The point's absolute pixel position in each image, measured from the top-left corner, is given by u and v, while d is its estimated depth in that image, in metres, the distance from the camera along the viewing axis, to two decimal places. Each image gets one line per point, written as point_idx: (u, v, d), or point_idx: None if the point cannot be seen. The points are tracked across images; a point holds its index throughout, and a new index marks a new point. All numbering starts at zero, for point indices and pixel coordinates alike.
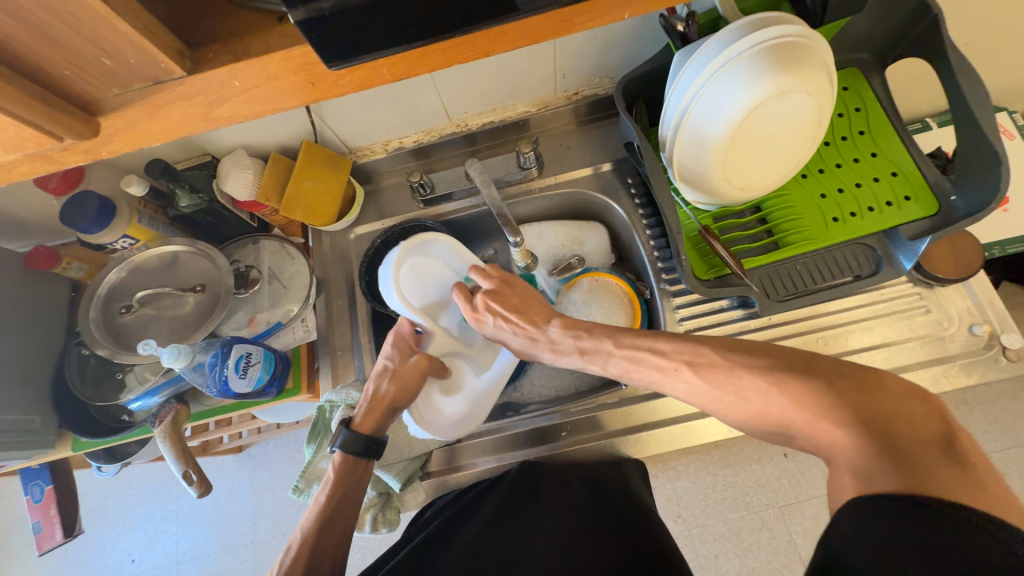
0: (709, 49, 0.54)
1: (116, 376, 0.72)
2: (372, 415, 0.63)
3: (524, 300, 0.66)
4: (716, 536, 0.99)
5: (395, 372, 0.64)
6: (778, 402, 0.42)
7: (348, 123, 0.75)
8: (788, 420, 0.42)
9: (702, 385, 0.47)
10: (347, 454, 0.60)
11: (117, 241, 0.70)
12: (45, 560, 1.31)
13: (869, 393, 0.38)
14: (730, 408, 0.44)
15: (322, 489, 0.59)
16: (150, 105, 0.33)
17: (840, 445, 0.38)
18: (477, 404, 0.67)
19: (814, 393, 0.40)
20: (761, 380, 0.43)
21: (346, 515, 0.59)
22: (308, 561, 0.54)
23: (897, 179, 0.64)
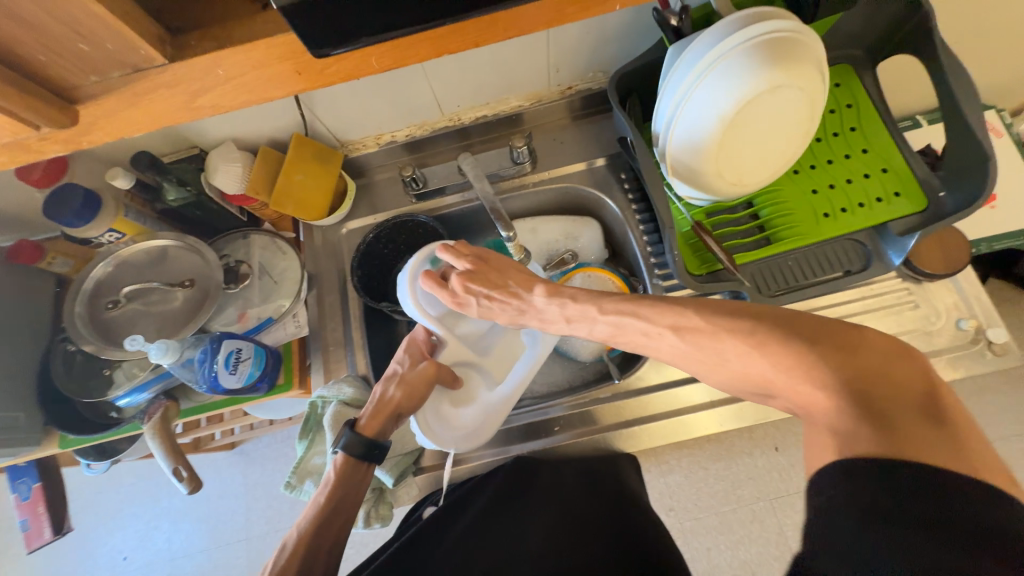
0: (700, 44, 0.54)
1: (103, 372, 0.71)
2: (377, 419, 0.63)
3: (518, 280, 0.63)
4: (708, 529, 1.00)
5: (403, 377, 0.65)
6: (767, 370, 0.42)
7: (339, 116, 0.74)
8: (770, 379, 0.42)
9: (684, 349, 0.48)
10: (347, 456, 0.60)
11: (103, 234, 0.68)
12: (34, 558, 1.30)
13: (855, 357, 0.38)
14: (730, 371, 0.45)
15: (321, 489, 0.60)
16: (129, 93, 0.32)
17: (819, 406, 0.38)
18: (489, 415, 0.66)
19: (797, 358, 0.40)
20: (739, 345, 0.43)
21: (345, 512, 0.59)
22: (303, 561, 0.55)
23: (887, 175, 0.65)
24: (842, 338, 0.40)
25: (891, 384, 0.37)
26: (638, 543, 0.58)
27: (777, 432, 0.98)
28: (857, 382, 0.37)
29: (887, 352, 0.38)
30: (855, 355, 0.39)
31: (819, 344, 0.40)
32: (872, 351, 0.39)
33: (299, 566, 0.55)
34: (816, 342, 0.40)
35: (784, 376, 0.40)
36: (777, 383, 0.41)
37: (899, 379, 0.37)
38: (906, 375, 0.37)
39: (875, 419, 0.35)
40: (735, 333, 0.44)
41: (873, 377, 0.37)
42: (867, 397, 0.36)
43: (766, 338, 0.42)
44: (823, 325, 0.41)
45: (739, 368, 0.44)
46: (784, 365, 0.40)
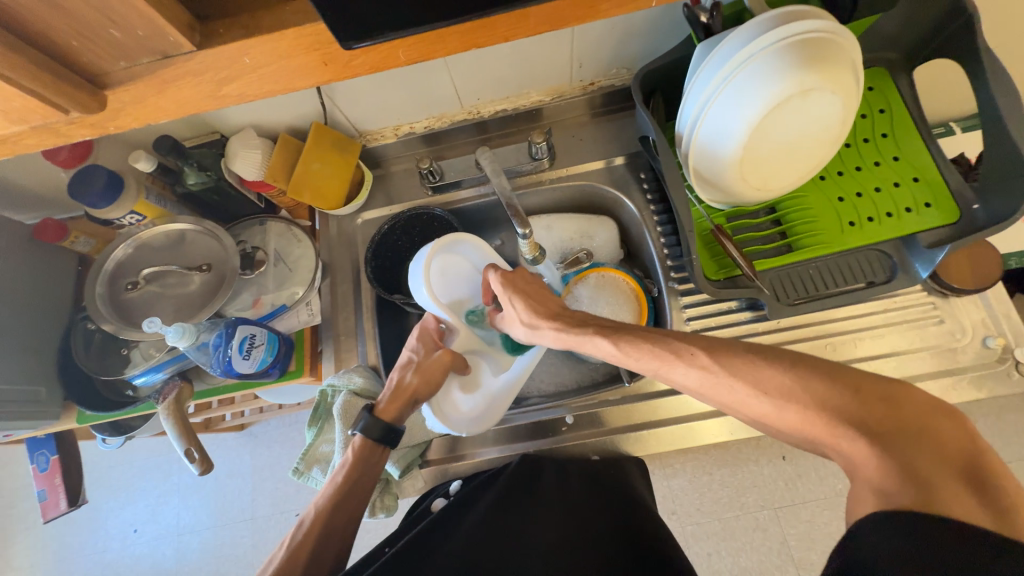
0: (731, 44, 0.53)
1: (121, 351, 0.72)
2: (394, 404, 0.64)
3: (548, 305, 0.63)
4: (710, 535, 0.99)
5: (419, 365, 0.65)
6: (797, 416, 0.40)
7: (359, 105, 0.73)
8: (804, 427, 0.40)
9: (709, 380, 0.46)
10: (366, 437, 0.63)
11: (125, 216, 0.69)
12: (50, 526, 1.34)
13: (897, 411, 0.37)
14: (759, 409, 0.43)
15: (338, 469, 0.62)
16: (157, 80, 0.32)
17: (860, 459, 0.37)
18: (495, 402, 0.67)
19: (825, 399, 0.40)
20: (781, 384, 0.42)
21: (359, 492, 0.61)
22: (317, 539, 0.57)
23: (919, 185, 0.62)
24: (867, 388, 0.39)
25: (927, 442, 0.36)
26: (650, 544, 0.56)
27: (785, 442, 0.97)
28: (898, 441, 0.36)
29: (930, 410, 0.37)
30: (887, 408, 0.38)
31: (859, 395, 0.39)
32: (907, 406, 0.38)
33: (315, 544, 0.57)
34: (845, 390, 0.39)
35: (820, 421, 0.39)
36: (810, 431, 0.40)
37: (940, 440, 0.36)
38: (946, 438, 0.36)
39: (907, 476, 0.35)
40: (772, 365, 0.43)
41: (896, 430, 0.37)
42: (908, 451, 0.36)
43: (795, 382, 0.41)
44: (861, 378, 0.40)
45: (769, 414, 0.42)
46: (821, 412, 0.39)
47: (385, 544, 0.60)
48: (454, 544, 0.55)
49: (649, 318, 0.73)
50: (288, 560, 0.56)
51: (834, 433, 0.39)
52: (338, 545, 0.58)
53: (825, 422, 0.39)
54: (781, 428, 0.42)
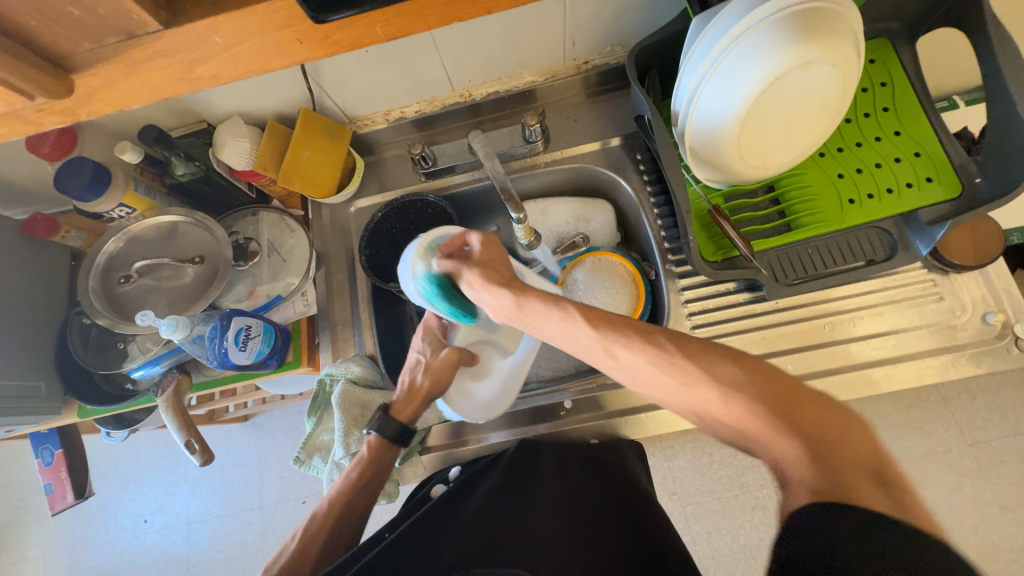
0: (728, 16, 0.51)
1: (117, 346, 0.72)
2: (410, 406, 0.67)
3: (502, 272, 0.55)
4: (710, 513, 1.00)
5: (428, 365, 0.69)
6: (742, 409, 0.37)
7: (347, 90, 0.72)
8: (741, 423, 0.38)
9: (656, 367, 0.41)
10: (381, 437, 0.65)
11: (114, 209, 0.68)
12: (61, 518, 1.36)
13: (826, 414, 0.36)
14: (701, 399, 0.39)
15: (352, 466, 0.64)
16: (125, 61, 0.31)
17: (790, 457, 0.36)
18: (507, 386, 0.69)
19: (763, 397, 0.37)
20: (732, 375, 0.39)
21: (371, 489, 0.64)
22: (331, 530, 0.61)
23: (920, 160, 0.61)
24: (804, 391, 0.37)
25: (848, 449, 0.35)
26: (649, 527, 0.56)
27: None
28: (828, 444, 0.35)
29: (847, 413, 0.36)
30: (817, 411, 0.36)
31: (794, 397, 0.37)
32: (837, 411, 0.36)
33: (327, 535, 0.60)
34: (784, 390, 0.37)
35: (764, 415, 0.37)
36: (750, 426, 0.38)
37: (856, 442, 0.35)
38: (863, 442, 0.35)
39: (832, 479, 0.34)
40: (719, 354, 0.40)
41: (827, 438, 0.35)
42: (829, 452, 0.35)
43: (744, 374, 0.39)
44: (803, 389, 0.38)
45: (705, 408, 0.40)
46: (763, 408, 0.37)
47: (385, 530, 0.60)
48: (454, 529, 0.55)
49: (647, 303, 0.72)
50: (300, 550, 0.59)
51: (776, 431, 0.36)
52: (349, 534, 0.62)
53: (763, 418, 0.37)
54: (726, 424, 0.39)
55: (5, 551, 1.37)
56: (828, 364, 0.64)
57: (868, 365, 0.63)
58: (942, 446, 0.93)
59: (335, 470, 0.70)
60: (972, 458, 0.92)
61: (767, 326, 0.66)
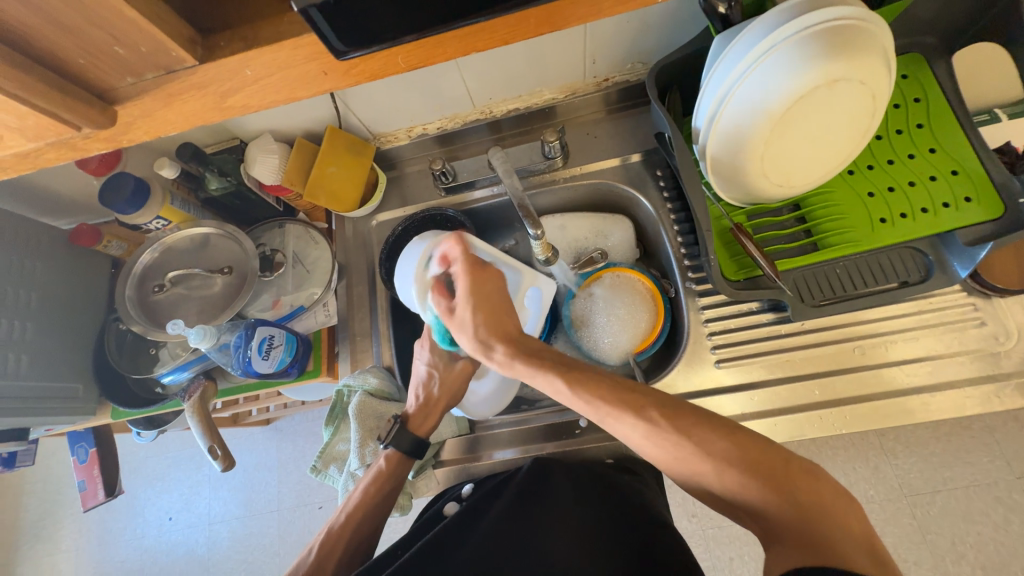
0: (752, 32, 0.50)
1: (149, 351, 0.76)
2: (426, 417, 0.68)
3: (492, 321, 0.55)
4: (732, 538, 0.97)
5: (443, 378, 0.69)
6: (729, 478, 0.41)
7: (372, 108, 0.74)
8: (736, 492, 0.41)
9: (652, 433, 0.44)
10: (398, 450, 0.65)
11: (151, 221, 0.72)
12: (93, 513, 1.42)
13: (815, 486, 0.39)
14: (697, 467, 0.43)
15: (370, 478, 0.65)
16: (163, 93, 0.34)
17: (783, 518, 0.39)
18: (505, 383, 0.74)
19: (756, 463, 0.41)
20: (726, 449, 0.42)
21: (386, 503, 0.65)
22: (346, 543, 0.63)
23: (958, 178, 0.58)
24: (790, 464, 0.41)
25: (833, 522, 0.38)
26: (666, 553, 0.53)
27: (813, 446, 0.95)
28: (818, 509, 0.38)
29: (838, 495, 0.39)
30: (801, 481, 0.40)
31: (789, 470, 0.41)
32: (818, 482, 0.40)
33: (343, 546, 0.62)
34: (773, 461, 0.41)
35: (757, 485, 0.40)
36: (740, 493, 0.41)
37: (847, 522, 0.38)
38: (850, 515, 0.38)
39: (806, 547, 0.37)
40: (715, 428, 0.43)
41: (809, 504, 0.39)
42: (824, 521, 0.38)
43: (738, 446, 0.42)
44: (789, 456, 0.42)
45: (696, 478, 0.43)
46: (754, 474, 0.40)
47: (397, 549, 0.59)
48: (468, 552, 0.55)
49: (666, 320, 0.71)
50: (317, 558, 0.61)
51: (763, 497, 0.40)
52: (365, 546, 0.64)
53: (762, 486, 0.40)
54: (716, 489, 0.42)
55: (41, 542, 1.43)
56: (858, 390, 0.61)
57: (903, 392, 0.60)
58: (986, 479, 0.87)
59: (349, 480, 0.71)
60: None
61: (792, 348, 0.64)
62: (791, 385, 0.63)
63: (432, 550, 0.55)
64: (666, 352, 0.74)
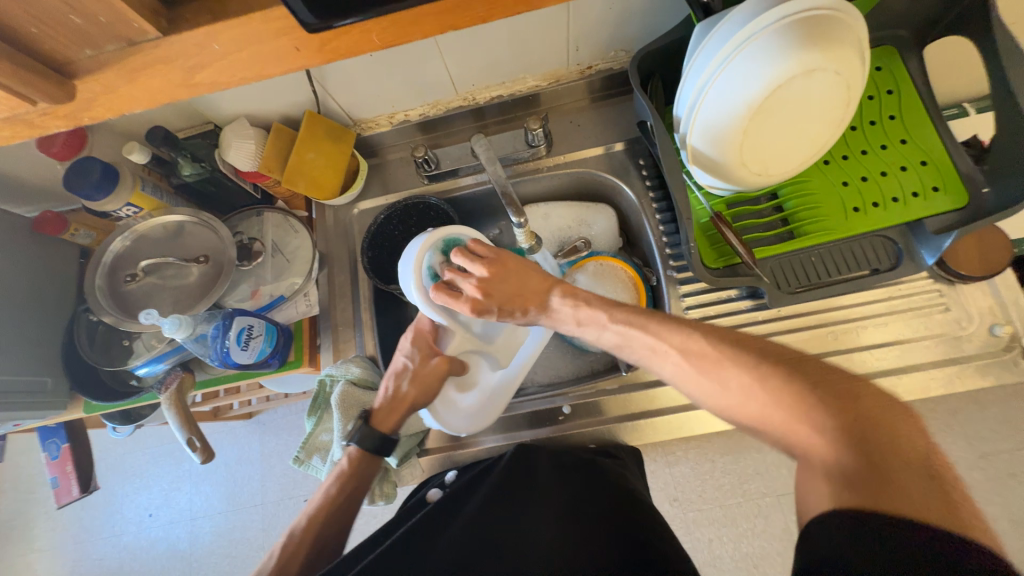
0: (731, 23, 0.50)
1: (123, 343, 0.73)
2: (392, 414, 0.66)
3: (533, 300, 0.60)
4: (711, 520, 1.00)
5: (414, 373, 0.67)
6: (757, 406, 0.43)
7: (352, 93, 0.72)
8: (766, 418, 0.43)
9: (686, 370, 0.48)
10: (361, 448, 0.65)
11: (121, 208, 0.69)
12: (67, 511, 1.38)
13: (852, 403, 0.40)
14: (726, 400, 0.45)
15: (332, 479, 0.64)
16: (126, 67, 0.32)
17: (818, 447, 0.39)
18: (493, 398, 0.68)
19: (785, 392, 0.42)
20: (764, 375, 0.44)
21: (350, 505, 0.64)
22: (307, 550, 0.60)
23: (927, 169, 0.60)
24: (820, 388, 0.41)
25: (883, 437, 0.37)
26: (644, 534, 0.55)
27: None
28: (855, 427, 0.38)
29: (887, 409, 0.39)
30: (840, 401, 0.40)
31: (817, 396, 0.41)
32: (857, 404, 0.40)
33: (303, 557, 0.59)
34: (811, 388, 0.41)
35: (781, 413, 0.42)
36: (774, 417, 0.42)
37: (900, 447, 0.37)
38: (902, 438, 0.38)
39: (844, 481, 0.36)
40: (739, 363, 0.45)
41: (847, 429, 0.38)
42: (866, 444, 0.37)
43: (780, 372, 0.44)
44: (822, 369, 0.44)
45: (732, 404, 0.45)
46: (782, 401, 0.42)
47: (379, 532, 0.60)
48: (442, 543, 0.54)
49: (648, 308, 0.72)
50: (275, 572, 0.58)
51: (795, 424, 0.41)
52: (331, 550, 0.62)
53: (788, 412, 0.41)
54: (743, 421, 0.44)
55: (13, 543, 1.39)
56: None
57: (872, 375, 0.63)
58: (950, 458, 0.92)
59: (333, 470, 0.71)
60: (980, 470, 0.91)
61: (768, 335, 0.65)
62: None
63: (414, 535, 0.56)
64: None
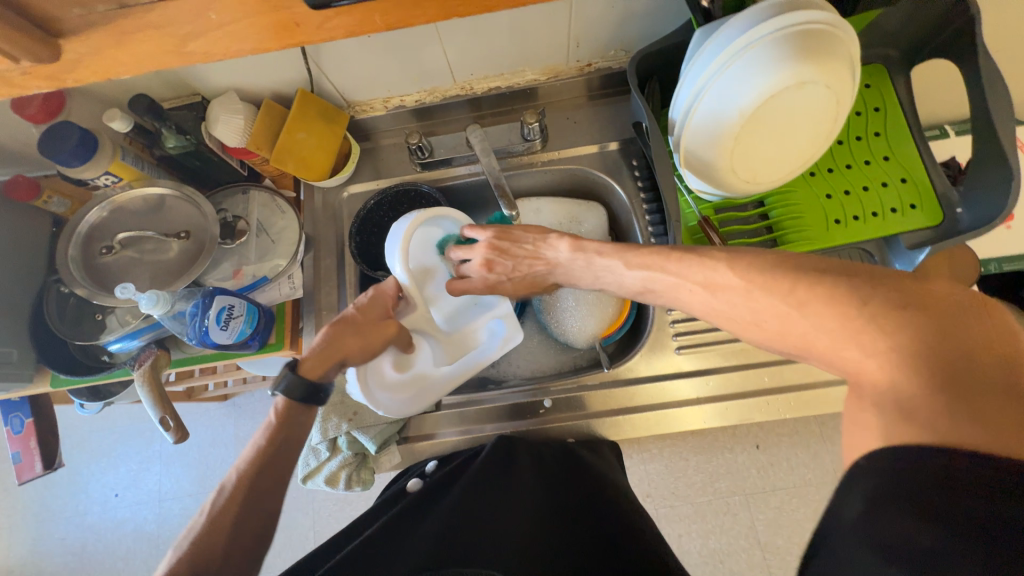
0: (730, 30, 0.51)
1: (96, 317, 0.71)
2: (324, 363, 0.54)
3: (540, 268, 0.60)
4: (682, 517, 1.02)
5: (360, 327, 0.56)
6: (796, 328, 0.38)
7: (348, 74, 0.71)
8: (808, 342, 0.38)
9: (716, 306, 0.44)
10: (288, 399, 0.51)
11: (99, 177, 0.67)
12: (28, 489, 1.34)
13: (911, 313, 0.33)
14: (767, 332, 0.41)
15: (260, 431, 0.50)
16: (116, 30, 0.32)
17: (868, 373, 0.34)
18: (427, 390, 0.66)
19: (831, 312, 0.36)
20: (806, 296, 0.37)
21: (283, 463, 0.49)
22: (234, 516, 0.45)
23: (906, 187, 0.63)
24: (868, 304, 0.35)
25: (953, 345, 0.32)
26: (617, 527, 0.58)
27: (760, 432, 1.01)
28: (917, 345, 0.32)
29: (953, 312, 0.33)
30: (903, 313, 0.33)
31: (868, 310, 0.35)
32: (919, 317, 0.33)
33: (239, 512, 0.45)
34: (860, 304, 0.35)
35: (822, 336, 0.36)
36: (816, 341, 0.37)
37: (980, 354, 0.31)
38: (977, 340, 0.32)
39: (902, 414, 0.31)
40: (771, 292, 0.39)
41: (911, 343, 0.32)
42: (932, 360, 0.32)
43: (822, 292, 0.37)
44: (879, 275, 0.36)
45: (772, 332, 0.40)
46: (828, 326, 0.36)
47: (360, 522, 0.61)
48: (417, 539, 0.55)
49: (632, 307, 0.73)
50: (206, 531, 0.44)
51: (849, 344, 0.35)
52: (254, 525, 0.46)
53: (831, 339, 0.36)
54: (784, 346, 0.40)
55: None
56: (803, 378, 0.65)
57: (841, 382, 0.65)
58: None
59: (310, 455, 0.70)
60: None
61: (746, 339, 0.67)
62: (744, 372, 0.66)
63: (390, 529, 0.56)
64: (632, 336, 0.76)
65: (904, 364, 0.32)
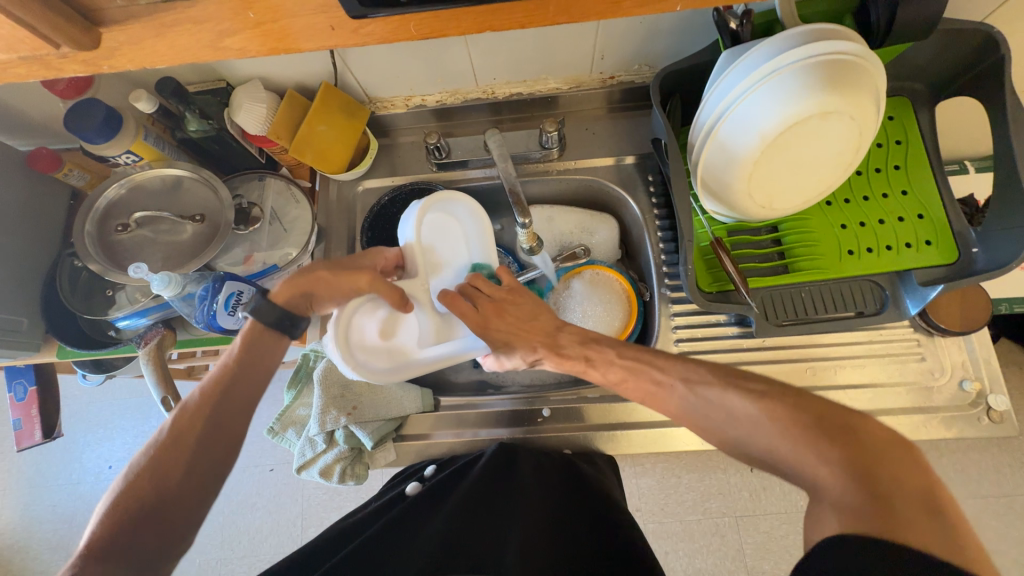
0: (758, 54, 0.51)
1: (106, 293, 0.72)
2: (292, 287, 0.57)
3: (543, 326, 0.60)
4: (671, 534, 1.02)
5: (347, 268, 0.59)
6: (763, 438, 0.42)
7: (372, 71, 0.71)
8: (772, 448, 0.42)
9: (690, 403, 0.48)
10: (256, 322, 0.55)
11: (121, 155, 0.68)
12: (24, 455, 1.35)
13: (852, 437, 0.39)
14: (736, 432, 0.44)
15: (224, 355, 0.53)
16: (159, 23, 0.35)
17: (824, 478, 0.38)
18: (404, 361, 0.59)
19: (790, 423, 0.41)
20: (775, 409, 0.42)
21: (243, 385, 0.52)
22: (197, 433, 0.48)
23: (923, 222, 0.62)
24: (822, 420, 0.41)
25: (889, 470, 0.36)
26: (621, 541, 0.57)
27: None
28: (857, 460, 0.37)
29: (888, 443, 0.38)
30: (847, 436, 0.39)
31: (819, 425, 0.40)
32: (863, 441, 0.38)
33: (201, 429, 0.48)
34: (815, 421, 0.41)
35: (787, 444, 0.41)
36: (778, 445, 0.41)
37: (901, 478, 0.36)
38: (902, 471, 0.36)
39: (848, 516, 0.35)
40: (743, 394, 0.45)
41: (857, 459, 0.37)
42: (867, 476, 0.36)
43: (789, 411, 0.42)
44: (824, 404, 0.42)
45: (741, 429, 0.44)
46: (787, 433, 0.41)
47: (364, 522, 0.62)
48: (418, 540, 0.56)
49: (638, 321, 0.73)
50: (167, 450, 0.47)
51: (808, 455, 0.39)
52: (215, 448, 0.48)
53: (793, 446, 0.40)
54: (757, 424, 0.43)
55: None
56: None
57: None
58: None
59: (306, 445, 0.70)
60: None
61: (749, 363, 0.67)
62: None
63: (394, 531, 0.58)
64: None
65: (845, 479, 0.37)
